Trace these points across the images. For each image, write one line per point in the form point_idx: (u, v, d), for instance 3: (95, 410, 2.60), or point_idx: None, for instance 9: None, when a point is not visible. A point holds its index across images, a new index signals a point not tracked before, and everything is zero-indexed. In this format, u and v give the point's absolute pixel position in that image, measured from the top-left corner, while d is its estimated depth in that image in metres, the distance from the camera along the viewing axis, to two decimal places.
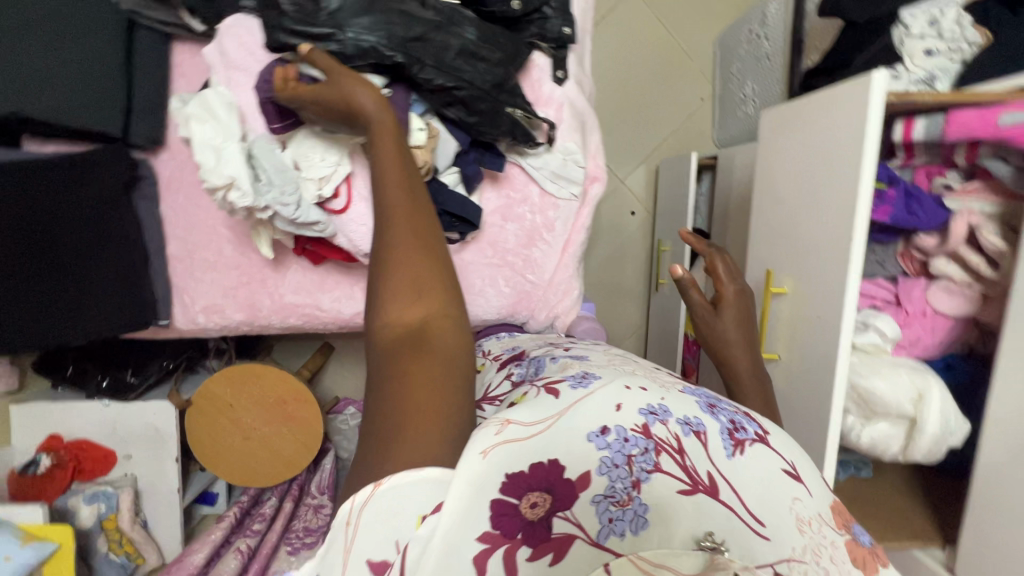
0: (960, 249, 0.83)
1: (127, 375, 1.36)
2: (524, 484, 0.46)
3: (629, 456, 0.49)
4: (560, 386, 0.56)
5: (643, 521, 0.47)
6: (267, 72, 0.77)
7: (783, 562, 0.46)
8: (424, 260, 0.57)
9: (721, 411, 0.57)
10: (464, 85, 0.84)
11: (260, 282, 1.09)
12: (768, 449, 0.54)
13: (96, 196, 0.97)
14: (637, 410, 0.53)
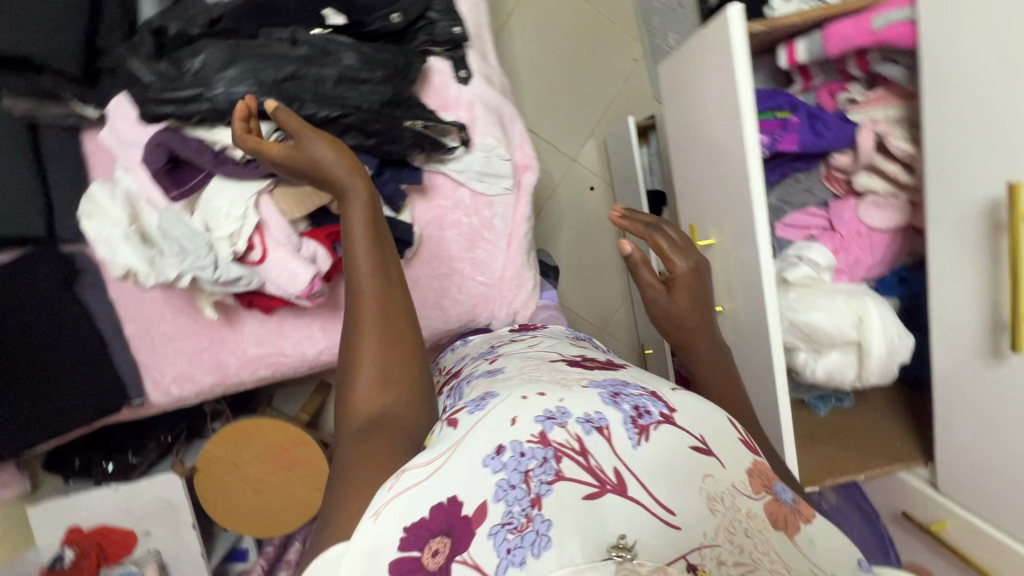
0: (875, 160, 0.92)
1: (128, 455, 1.40)
2: (427, 530, 0.54)
3: (525, 473, 0.56)
4: (459, 416, 0.65)
5: (545, 541, 0.52)
6: (148, 146, 0.79)
7: (694, 551, 0.54)
8: (390, 342, 0.67)
9: (625, 398, 0.64)
10: (351, 111, 0.84)
11: (220, 341, 1.12)
12: (674, 428, 0.61)
13: (37, 298, 0.98)
14: (535, 419, 0.60)
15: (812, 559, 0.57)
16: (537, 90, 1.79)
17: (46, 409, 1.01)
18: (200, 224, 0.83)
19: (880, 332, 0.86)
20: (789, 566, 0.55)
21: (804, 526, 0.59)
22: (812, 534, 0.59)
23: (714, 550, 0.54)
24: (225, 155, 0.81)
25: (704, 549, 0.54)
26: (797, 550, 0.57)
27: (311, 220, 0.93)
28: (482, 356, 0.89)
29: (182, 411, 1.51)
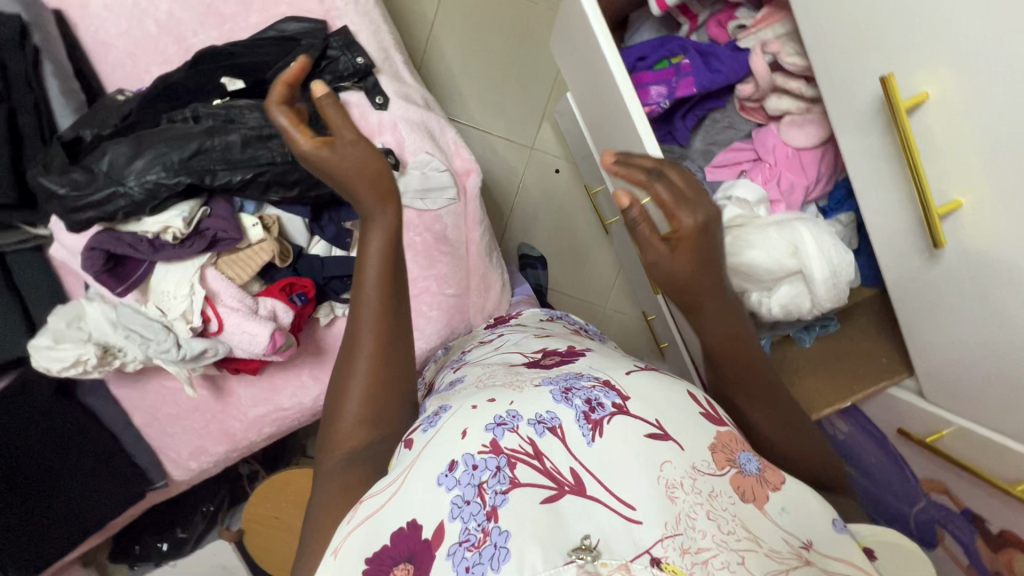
0: (776, 82, 0.87)
1: (177, 531, 1.48)
2: (389, 560, 0.50)
3: (479, 485, 0.51)
4: (414, 435, 0.60)
5: (504, 553, 0.46)
6: (83, 252, 0.82)
7: (658, 543, 0.47)
8: (385, 374, 0.64)
9: (577, 392, 0.58)
10: (265, 168, 0.87)
11: (221, 410, 1.15)
12: (628, 417, 0.56)
13: (43, 411, 1.03)
14: (484, 429, 0.55)
15: (786, 528, 0.52)
16: (479, 85, 1.76)
17: (77, 508, 1.08)
18: (156, 311, 0.87)
19: (817, 254, 0.81)
20: (765, 542, 0.49)
21: (774, 496, 0.54)
22: (782, 503, 0.54)
23: (678, 539, 0.47)
24: (159, 241, 0.85)
25: (667, 539, 0.47)
26: (772, 525, 0.51)
27: (263, 279, 0.97)
28: (450, 368, 0.93)
29: (220, 478, 1.56)
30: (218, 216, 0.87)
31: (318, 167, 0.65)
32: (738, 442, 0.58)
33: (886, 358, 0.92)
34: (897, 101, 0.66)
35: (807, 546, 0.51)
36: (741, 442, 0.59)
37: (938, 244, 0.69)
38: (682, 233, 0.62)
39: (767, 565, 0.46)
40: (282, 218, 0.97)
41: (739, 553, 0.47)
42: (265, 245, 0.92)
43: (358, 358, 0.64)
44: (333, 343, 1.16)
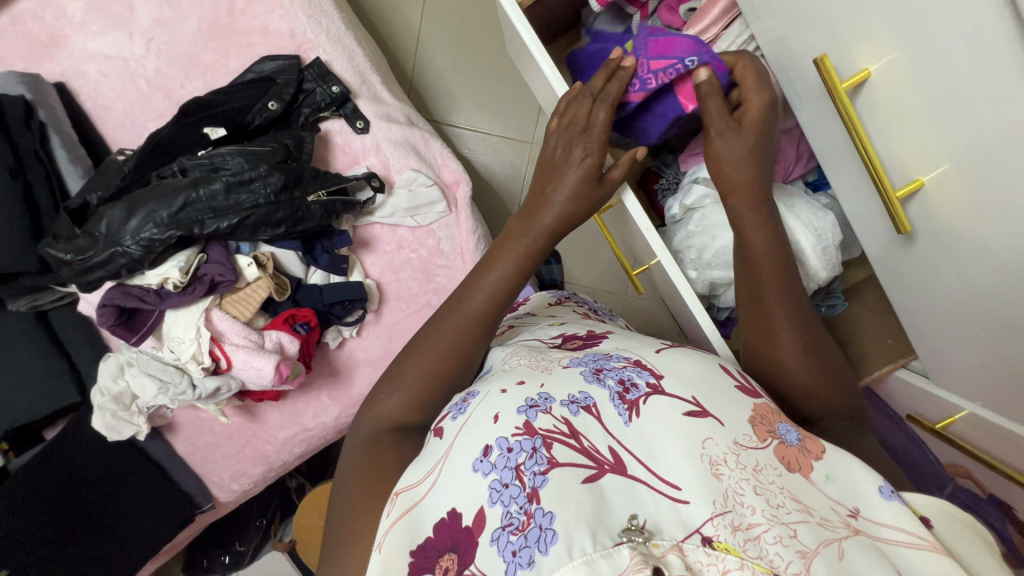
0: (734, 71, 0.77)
1: (236, 545, 1.54)
2: (434, 552, 0.42)
3: (517, 468, 0.42)
4: (445, 423, 0.52)
5: (552, 535, 0.38)
6: (98, 309, 0.90)
7: (716, 517, 0.40)
8: (471, 329, 0.62)
9: (609, 372, 0.51)
10: (249, 212, 0.92)
11: (254, 434, 1.20)
12: (665, 397, 0.48)
13: (94, 451, 1.11)
14: (516, 411, 0.46)
15: (832, 496, 0.44)
16: (471, 83, 1.56)
17: (133, 534, 1.16)
18: (170, 355, 0.95)
19: (794, 222, 0.69)
20: (815, 511, 0.42)
21: (817, 465, 0.46)
22: (827, 471, 0.46)
23: (729, 516, 0.40)
24: (164, 290, 0.92)
25: (717, 517, 0.40)
26: (817, 492, 0.44)
27: (268, 313, 1.02)
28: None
29: (271, 492, 1.59)
30: (215, 260, 0.93)
31: (562, 153, 0.66)
32: (775, 413, 0.50)
33: (891, 340, 0.80)
34: (832, 82, 0.51)
35: (854, 514, 0.44)
36: (777, 414, 0.51)
37: (902, 231, 0.54)
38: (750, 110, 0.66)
39: (820, 535, 0.40)
40: (277, 254, 1.02)
41: (792, 526, 0.40)
42: (261, 283, 0.97)
43: (456, 305, 0.63)
44: (345, 363, 1.17)
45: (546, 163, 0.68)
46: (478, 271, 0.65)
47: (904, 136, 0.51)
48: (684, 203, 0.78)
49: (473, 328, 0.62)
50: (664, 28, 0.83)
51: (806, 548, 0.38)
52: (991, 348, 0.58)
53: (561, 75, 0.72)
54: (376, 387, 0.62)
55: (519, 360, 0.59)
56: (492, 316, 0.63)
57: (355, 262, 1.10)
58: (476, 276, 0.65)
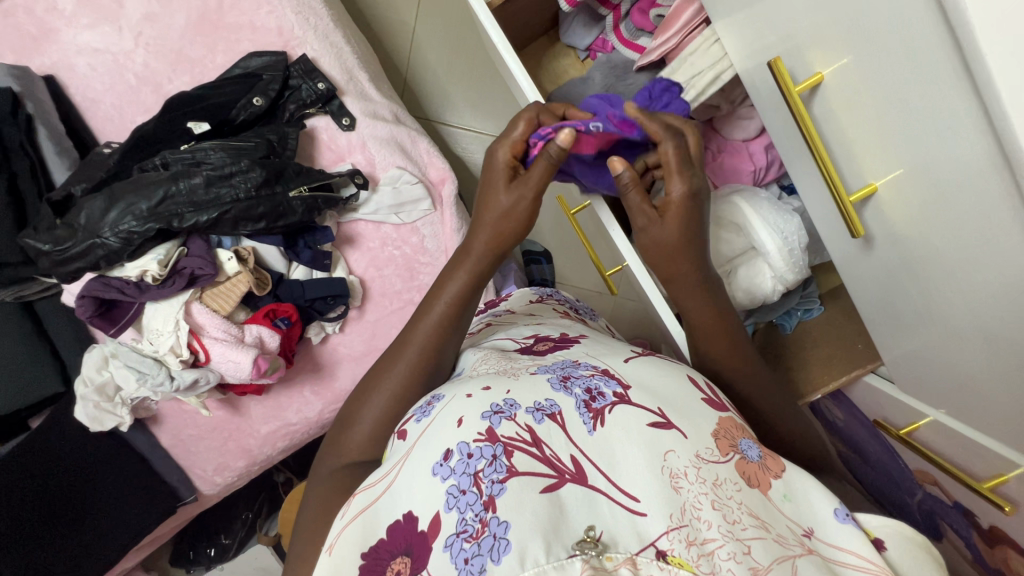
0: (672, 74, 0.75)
1: (222, 538, 1.54)
2: (386, 554, 0.42)
3: (475, 475, 0.42)
4: (408, 424, 0.52)
5: (505, 545, 0.38)
6: (77, 300, 0.90)
7: (672, 531, 0.39)
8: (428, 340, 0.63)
9: (576, 380, 0.50)
10: (229, 207, 0.92)
11: (237, 428, 1.20)
12: (629, 406, 0.47)
13: (77, 441, 1.12)
14: (479, 416, 0.46)
15: (787, 514, 0.42)
16: (465, 83, 1.56)
17: (113, 525, 1.17)
18: (149, 347, 0.95)
19: (758, 222, 0.68)
20: (771, 527, 0.41)
21: (775, 483, 0.44)
22: (784, 490, 0.44)
23: (685, 530, 0.39)
24: (144, 283, 0.93)
25: (673, 531, 0.39)
26: (776, 511, 0.42)
27: (249, 307, 1.03)
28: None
29: (258, 485, 1.60)
30: (196, 253, 0.94)
31: (487, 176, 0.65)
32: (739, 427, 0.49)
33: (862, 344, 0.77)
34: (784, 85, 0.51)
35: (808, 533, 0.41)
36: (742, 429, 0.49)
37: (855, 235, 0.54)
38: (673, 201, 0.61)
39: (774, 552, 0.38)
40: (259, 249, 1.03)
41: (746, 542, 0.38)
42: (240, 277, 0.97)
43: (414, 326, 0.64)
44: (329, 359, 1.17)
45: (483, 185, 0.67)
46: (444, 274, 0.66)
47: (860, 143, 0.51)
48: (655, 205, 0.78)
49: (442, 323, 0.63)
50: (636, 31, 0.84)
51: (759, 565, 0.37)
52: (950, 358, 0.57)
53: (531, 79, 0.73)
54: (347, 407, 0.63)
55: (487, 366, 0.59)
56: (459, 309, 0.64)
57: (339, 259, 1.10)
58: (432, 297, 0.65)
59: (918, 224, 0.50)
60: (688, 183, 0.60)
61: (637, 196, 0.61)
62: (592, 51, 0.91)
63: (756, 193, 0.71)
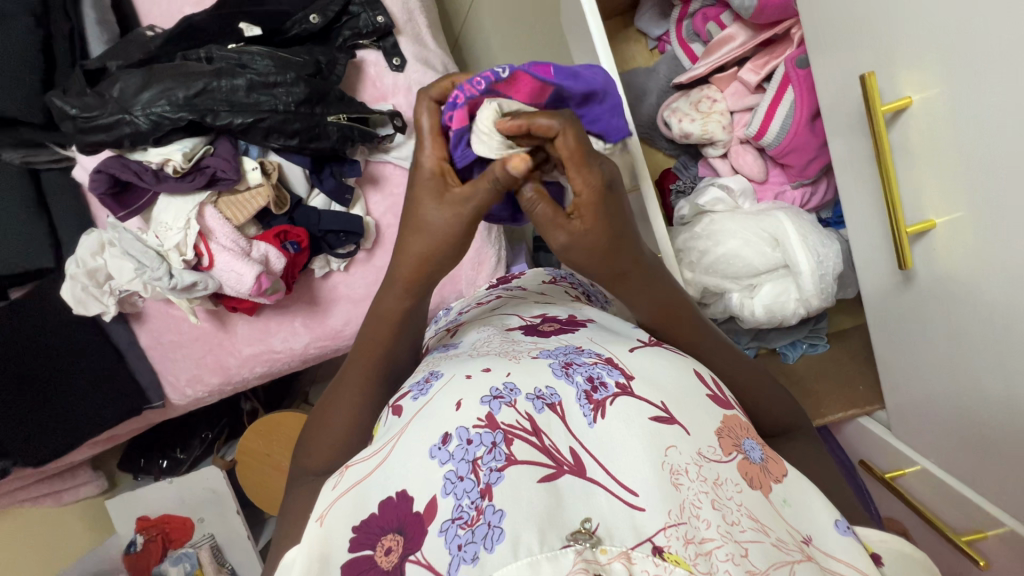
0: (722, 62, 0.75)
1: (176, 451, 1.48)
2: (377, 529, 0.38)
3: (474, 462, 0.38)
4: (404, 402, 0.47)
5: (499, 534, 0.34)
6: (92, 174, 0.88)
7: (662, 531, 0.36)
8: (373, 340, 0.57)
9: (579, 367, 0.45)
10: (265, 116, 0.90)
11: (219, 344, 1.18)
12: (635, 401, 0.42)
13: (55, 320, 1.09)
14: (479, 401, 0.42)
15: (788, 520, 0.40)
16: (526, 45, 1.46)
17: (73, 413, 1.13)
18: (154, 240, 0.92)
19: (801, 243, 0.69)
20: (771, 530, 0.38)
21: (776, 487, 0.41)
22: (785, 495, 0.41)
23: (683, 528, 0.36)
24: (163, 173, 0.91)
25: (670, 528, 0.36)
26: (777, 516, 0.39)
27: (261, 224, 1.01)
28: (443, 331, 0.75)
29: (219, 409, 1.55)
30: (220, 154, 0.92)
31: (410, 188, 0.52)
32: (744, 426, 0.45)
33: (863, 387, 0.79)
34: (872, 104, 0.52)
35: (806, 540, 0.39)
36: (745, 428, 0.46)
37: (902, 267, 0.55)
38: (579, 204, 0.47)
39: (771, 557, 0.36)
40: (284, 167, 1.01)
41: (744, 545, 0.36)
42: (261, 190, 0.95)
43: (357, 351, 0.58)
44: (327, 295, 1.15)
45: (419, 232, 0.51)
46: (376, 296, 0.57)
47: (932, 180, 0.51)
48: (695, 203, 0.76)
49: (383, 353, 0.57)
50: (693, 35, 0.81)
51: (755, 569, 0.35)
52: (958, 407, 0.59)
53: (607, 33, 0.73)
54: (312, 419, 0.60)
55: (489, 347, 0.53)
56: (395, 339, 0.57)
57: (359, 197, 1.07)
58: (370, 323, 0.57)
59: (977, 267, 0.49)
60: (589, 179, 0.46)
61: (543, 208, 0.48)
62: (662, 43, 0.87)
63: (801, 213, 0.71)
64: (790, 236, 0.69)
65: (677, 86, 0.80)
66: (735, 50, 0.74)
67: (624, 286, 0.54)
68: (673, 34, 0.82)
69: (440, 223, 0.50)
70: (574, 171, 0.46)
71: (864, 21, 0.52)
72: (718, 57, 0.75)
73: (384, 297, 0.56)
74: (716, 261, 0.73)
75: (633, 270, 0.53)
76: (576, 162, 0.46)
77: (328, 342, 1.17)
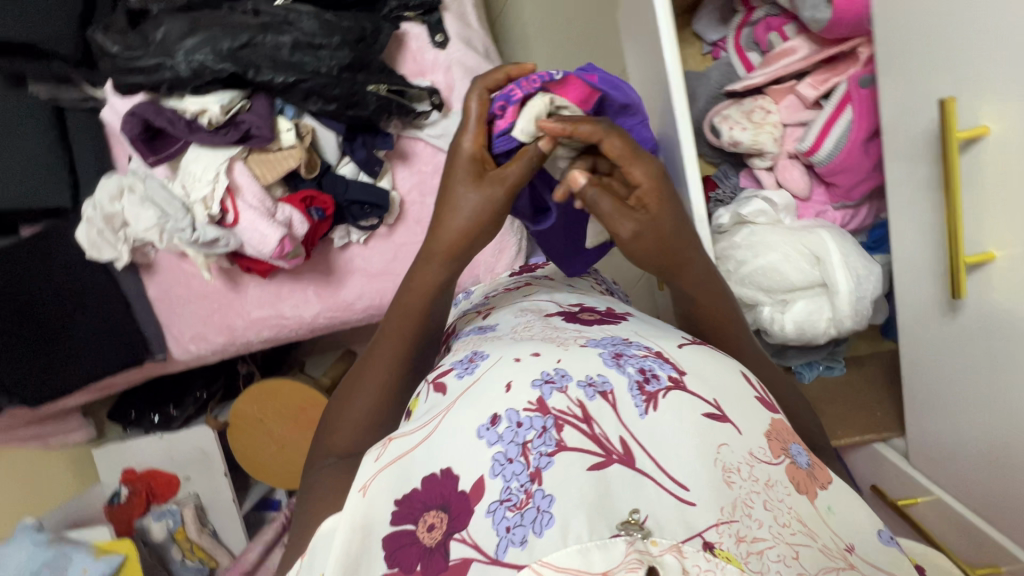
0: (782, 73, 0.75)
1: (170, 408, 1.46)
2: (419, 505, 0.39)
3: (524, 445, 0.39)
4: (447, 378, 0.48)
5: (547, 519, 0.36)
6: (126, 116, 0.87)
7: (713, 528, 0.36)
8: (406, 312, 0.56)
9: (629, 359, 0.46)
10: (307, 77, 0.89)
11: (229, 304, 1.17)
12: (685, 395, 0.43)
13: (68, 261, 1.08)
14: (530, 384, 0.43)
15: (832, 527, 0.40)
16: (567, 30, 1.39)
17: (75, 356, 1.11)
18: (181, 191, 0.92)
19: (841, 264, 0.70)
20: (818, 536, 0.38)
21: (820, 493, 0.41)
22: (829, 502, 0.41)
23: (735, 526, 0.36)
24: (197, 124, 0.89)
25: (723, 524, 0.36)
26: (822, 522, 0.39)
27: (288, 186, 1.00)
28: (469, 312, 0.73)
29: (218, 369, 1.53)
30: (256, 111, 0.90)
31: (447, 173, 0.55)
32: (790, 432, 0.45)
33: (880, 413, 0.81)
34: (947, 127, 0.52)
35: (850, 549, 0.39)
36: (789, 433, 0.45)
37: (954, 294, 0.57)
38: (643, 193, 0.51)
39: (821, 562, 0.36)
40: (318, 131, 0.98)
41: (795, 548, 0.36)
42: (293, 152, 0.94)
43: (389, 325, 0.56)
44: (342, 267, 1.14)
45: (452, 212, 0.54)
46: (411, 268, 0.56)
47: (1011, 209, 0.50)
48: (737, 212, 0.75)
49: (416, 327, 0.56)
50: (752, 43, 0.81)
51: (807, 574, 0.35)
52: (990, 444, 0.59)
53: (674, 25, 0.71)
54: (335, 397, 0.57)
55: (532, 331, 0.53)
56: (428, 313, 0.56)
57: (387, 171, 1.06)
58: (404, 295, 0.56)
59: None
60: (650, 167, 0.51)
61: (608, 203, 0.50)
62: (717, 48, 0.86)
63: (847, 236, 0.71)
64: (833, 258, 0.70)
65: (731, 93, 0.80)
66: (796, 62, 0.74)
67: (684, 279, 0.54)
68: (732, 40, 0.82)
69: (471, 203, 0.53)
70: (632, 164, 0.51)
71: (956, 46, 0.52)
72: (779, 66, 0.75)
73: (423, 267, 0.55)
74: (754, 272, 0.73)
75: (692, 261, 0.54)
76: (630, 153, 0.51)
77: (339, 313, 1.16)
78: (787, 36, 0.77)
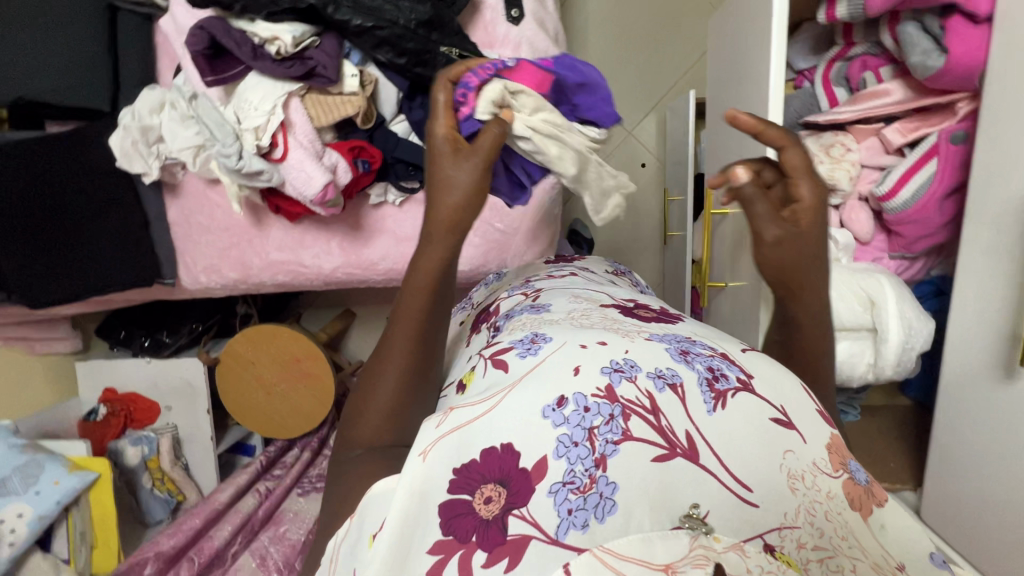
0: (868, 113, 0.77)
1: (162, 334, 1.43)
2: (477, 476, 0.38)
3: (590, 430, 0.39)
4: (507, 356, 0.47)
5: (610, 506, 0.36)
6: (193, 29, 0.84)
7: (773, 532, 0.37)
8: (420, 292, 0.54)
9: (696, 357, 0.45)
10: (385, 25, 0.87)
11: (248, 241, 1.13)
12: (752, 398, 0.42)
13: (94, 166, 1.04)
14: (599, 370, 0.43)
15: (885, 547, 0.39)
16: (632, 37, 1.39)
17: (84, 264, 1.07)
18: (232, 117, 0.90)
19: (895, 313, 0.70)
20: (870, 553, 0.37)
21: (875, 510, 0.41)
22: (881, 519, 0.41)
23: (797, 532, 0.37)
24: (262, 51, 0.86)
25: (785, 530, 0.37)
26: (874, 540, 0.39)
27: (338, 132, 0.97)
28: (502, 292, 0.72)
29: (217, 305, 1.51)
30: (325, 49, 0.88)
31: (428, 158, 0.56)
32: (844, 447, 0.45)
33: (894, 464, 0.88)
34: None
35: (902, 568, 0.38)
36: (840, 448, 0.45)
37: None
38: (800, 208, 0.54)
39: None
40: (380, 84, 0.96)
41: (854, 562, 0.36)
42: (353, 99, 0.92)
43: (398, 310, 0.54)
44: (372, 225, 1.11)
45: (443, 190, 0.54)
46: (416, 250, 0.55)
47: None
48: None
49: (433, 309, 0.54)
50: (842, 78, 0.82)
51: None
52: None
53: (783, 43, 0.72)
54: (349, 397, 0.55)
55: (590, 319, 0.52)
56: (441, 289, 0.55)
57: None
58: (416, 278, 0.54)
59: None
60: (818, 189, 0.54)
61: (764, 207, 0.55)
62: (801, 76, 0.89)
63: (904, 286, 0.72)
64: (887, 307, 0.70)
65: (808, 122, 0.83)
66: (884, 106, 0.76)
67: (805, 304, 0.55)
68: (822, 70, 0.83)
69: (461, 176, 0.54)
70: (801, 178, 0.54)
71: None
72: (867, 107, 0.77)
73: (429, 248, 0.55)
74: None
75: (818, 288, 0.55)
76: (805, 169, 0.54)
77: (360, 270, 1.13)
78: (877, 78, 0.79)
